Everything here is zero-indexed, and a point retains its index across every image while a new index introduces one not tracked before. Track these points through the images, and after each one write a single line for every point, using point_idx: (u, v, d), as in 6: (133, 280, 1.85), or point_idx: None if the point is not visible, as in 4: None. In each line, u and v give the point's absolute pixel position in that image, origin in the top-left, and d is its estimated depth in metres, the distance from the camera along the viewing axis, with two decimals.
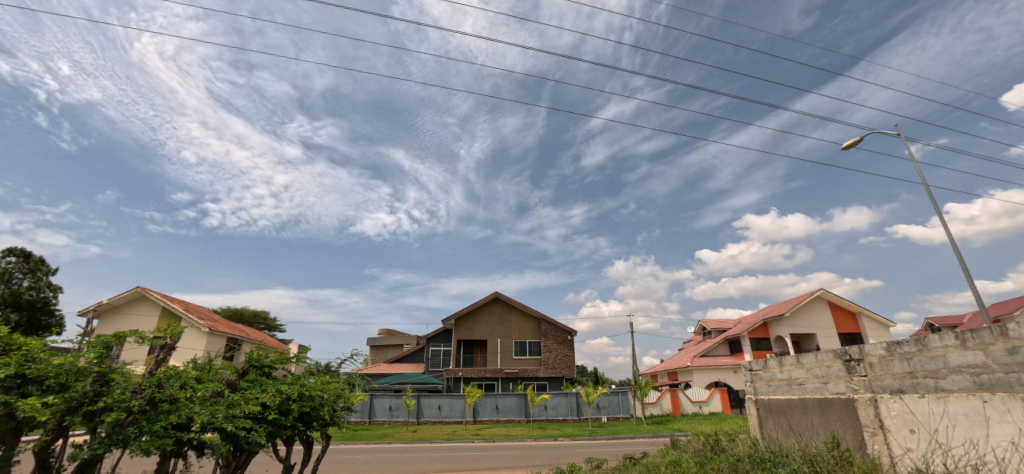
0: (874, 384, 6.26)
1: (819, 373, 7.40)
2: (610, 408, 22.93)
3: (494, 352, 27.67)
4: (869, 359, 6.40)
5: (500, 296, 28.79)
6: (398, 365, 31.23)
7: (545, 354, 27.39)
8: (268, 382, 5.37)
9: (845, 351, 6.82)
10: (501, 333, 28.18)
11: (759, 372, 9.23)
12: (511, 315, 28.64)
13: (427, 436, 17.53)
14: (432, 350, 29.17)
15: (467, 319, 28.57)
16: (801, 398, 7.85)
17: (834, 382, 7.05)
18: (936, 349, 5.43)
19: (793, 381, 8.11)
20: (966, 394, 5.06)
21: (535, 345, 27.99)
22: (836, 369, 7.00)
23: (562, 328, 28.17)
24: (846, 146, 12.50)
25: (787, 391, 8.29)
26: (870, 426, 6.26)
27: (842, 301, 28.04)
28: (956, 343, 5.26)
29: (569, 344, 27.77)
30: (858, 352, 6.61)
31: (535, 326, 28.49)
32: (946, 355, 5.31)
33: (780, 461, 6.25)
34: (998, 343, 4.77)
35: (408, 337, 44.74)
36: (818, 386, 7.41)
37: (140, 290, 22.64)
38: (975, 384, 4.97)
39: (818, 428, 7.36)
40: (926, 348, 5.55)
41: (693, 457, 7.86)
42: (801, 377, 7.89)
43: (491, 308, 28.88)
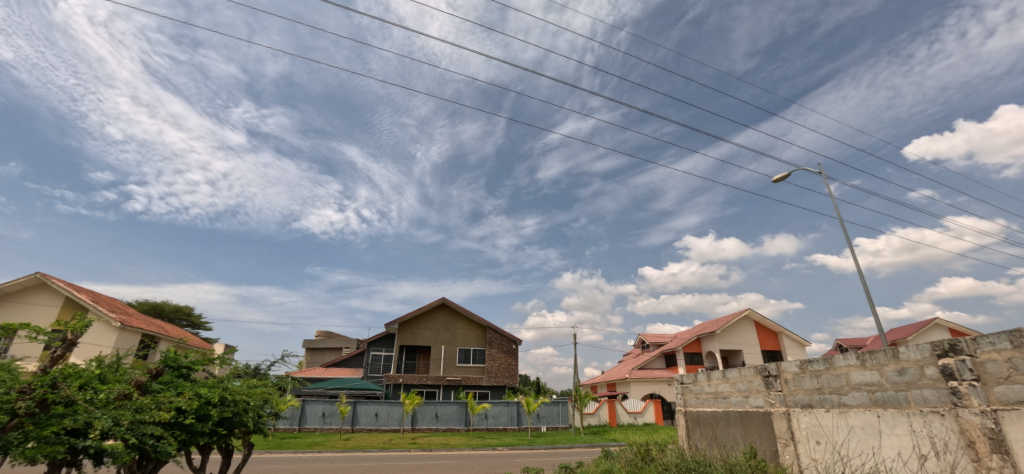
0: (788, 398, 6.85)
1: (742, 387, 7.96)
2: (550, 417, 23.26)
3: (436, 359, 27.17)
4: (785, 375, 6.98)
5: (446, 302, 28.41)
6: (335, 370, 29.90)
7: (489, 363, 27.32)
8: (184, 384, 4.97)
9: (765, 368, 7.38)
10: (446, 340, 27.78)
11: (689, 385, 9.76)
12: (457, 322, 28.38)
13: (361, 445, 16.84)
14: (373, 355, 28.24)
15: (412, 324, 27.93)
16: (725, 410, 8.40)
17: (754, 396, 7.60)
18: (840, 368, 6.04)
19: (719, 394, 8.66)
20: (863, 409, 5.65)
21: (479, 353, 27.86)
22: (756, 384, 7.58)
23: (507, 337, 28.32)
24: (776, 179, 13.81)
25: (713, 404, 8.84)
26: (783, 437, 6.83)
27: (767, 320, 30.27)
28: (857, 363, 5.85)
29: (513, 353, 27.95)
30: (776, 368, 7.17)
31: (480, 333, 28.40)
32: (849, 374, 5.90)
33: (703, 468, 6.64)
34: (890, 364, 5.38)
35: (349, 340, 43.04)
36: (740, 400, 7.98)
37: (40, 276, 20.11)
38: (871, 400, 5.56)
39: (738, 439, 7.92)
40: (832, 367, 6.16)
41: (625, 466, 8.16)
42: (726, 390, 8.44)
43: (437, 314, 28.43)
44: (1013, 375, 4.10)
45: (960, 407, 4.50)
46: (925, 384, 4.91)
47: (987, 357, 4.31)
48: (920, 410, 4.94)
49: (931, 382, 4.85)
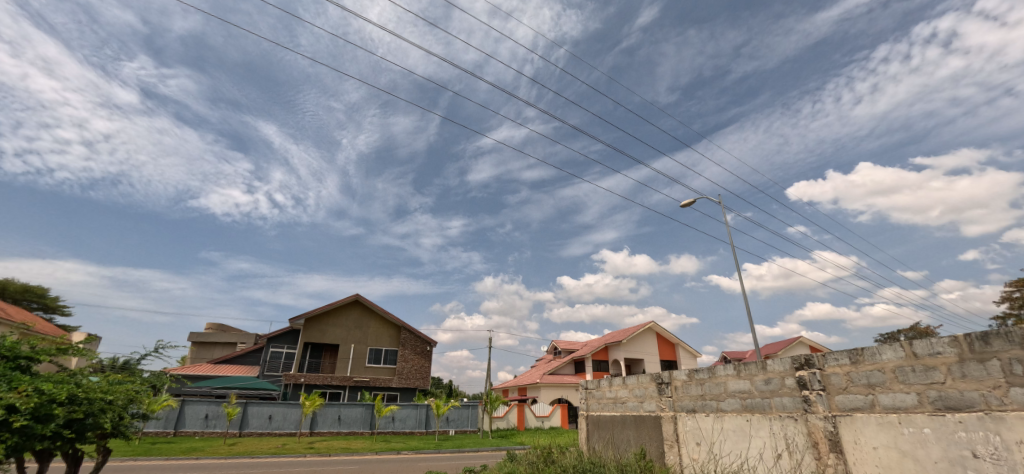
0: (676, 403, 7.53)
1: (638, 393, 8.58)
2: (459, 421, 23.15)
3: (344, 359, 25.77)
4: (675, 382, 7.66)
5: (360, 299, 27.14)
6: (225, 367, 27.02)
7: (400, 364, 26.50)
8: (22, 378, 4.20)
9: (659, 375, 8.03)
10: (356, 338, 26.49)
11: (592, 390, 10.31)
12: (370, 320, 27.21)
13: (249, 450, 15.36)
14: (272, 352, 26.05)
15: (320, 321, 26.24)
16: (622, 414, 8.99)
17: (648, 401, 8.24)
18: (720, 377, 6.76)
19: (618, 399, 9.25)
20: (735, 413, 6.39)
21: (391, 354, 26.93)
22: (650, 390, 8.23)
23: (422, 338, 27.76)
24: (684, 204, 15.20)
25: (612, 408, 9.43)
26: (669, 439, 7.50)
27: (666, 332, 32.99)
28: (733, 372, 6.60)
29: (427, 355, 27.46)
30: (668, 376, 7.84)
31: (394, 333, 27.50)
32: (727, 382, 6.64)
33: (598, 469, 7.06)
34: (759, 374, 6.13)
35: (246, 335, 39.29)
36: (636, 404, 8.62)
37: None
38: (742, 406, 6.30)
39: (631, 441, 8.53)
40: (714, 375, 6.88)
41: (527, 468, 8.40)
42: (624, 395, 9.04)
43: (349, 310, 27.03)
44: (849, 386, 4.89)
45: (808, 412, 5.27)
46: (783, 392, 5.67)
47: (832, 370, 5.10)
48: (779, 415, 5.69)
49: (789, 390, 5.61)
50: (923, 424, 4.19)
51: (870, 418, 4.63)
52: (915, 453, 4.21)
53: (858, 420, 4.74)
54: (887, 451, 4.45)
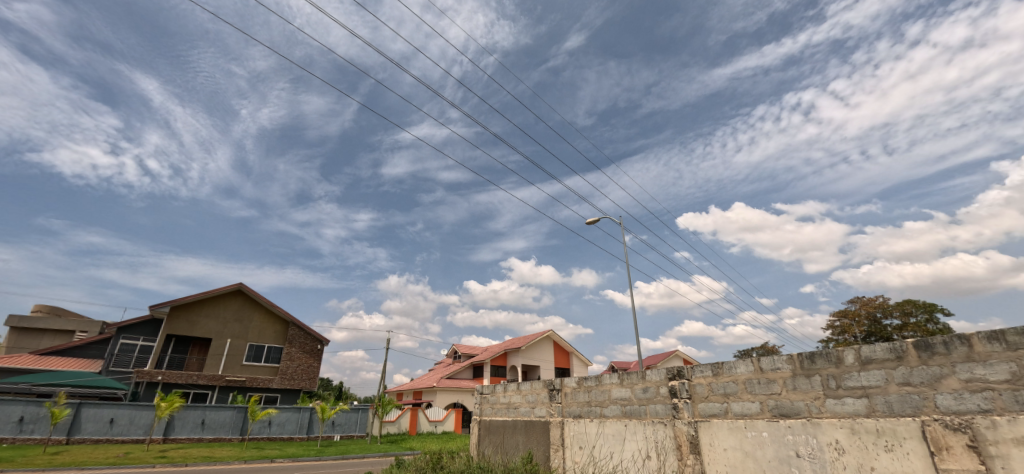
0: (565, 409, 7.91)
1: (531, 398, 8.85)
2: (345, 425, 21.83)
3: (216, 355, 22.86)
4: (565, 389, 8.04)
5: (244, 289, 24.38)
6: (54, 360, 22.28)
7: (284, 363, 24.24)
8: None
9: (551, 382, 8.36)
10: (234, 332, 23.68)
11: (487, 395, 10.40)
12: (253, 313, 24.55)
13: (77, 461, 12.78)
14: (122, 344, 22.19)
15: (190, 310, 23.02)
16: (513, 419, 9.21)
17: (540, 407, 8.55)
18: (605, 385, 7.24)
19: (511, 404, 9.45)
20: (615, 419, 6.89)
21: (275, 352, 24.53)
22: (542, 396, 8.54)
23: (312, 336, 25.78)
24: (590, 221, 16.21)
25: (505, 413, 9.61)
26: (555, 443, 7.86)
27: (563, 341, 34.66)
28: (617, 381, 7.10)
29: (316, 354, 25.55)
30: (559, 383, 8.20)
31: (280, 329, 25.14)
32: (610, 390, 7.13)
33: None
34: (638, 383, 6.68)
35: (89, 322, 32.99)
36: (527, 410, 8.88)
37: None
38: (622, 412, 6.81)
39: (520, 445, 8.77)
40: (600, 383, 7.35)
41: None
42: (517, 401, 9.27)
43: (229, 301, 24.13)
44: (710, 395, 5.57)
45: (676, 418, 5.88)
46: (657, 400, 6.26)
47: (698, 381, 5.76)
48: (652, 420, 6.27)
49: (662, 398, 6.21)
50: (762, 428, 4.93)
51: (723, 423, 5.32)
52: (755, 453, 4.94)
53: (714, 425, 5.41)
54: (734, 451, 5.14)
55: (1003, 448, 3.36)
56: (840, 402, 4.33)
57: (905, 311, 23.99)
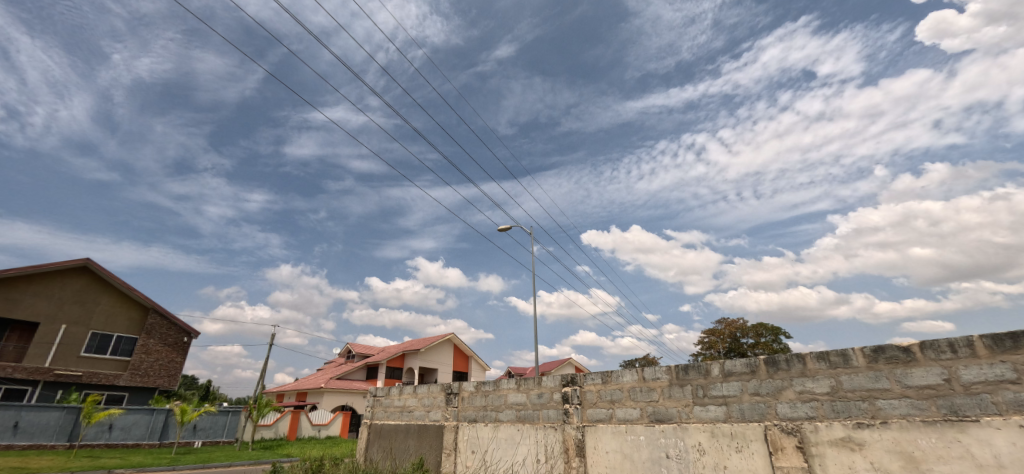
0: (460, 414, 7.85)
1: (426, 402, 8.62)
2: (209, 430, 19.34)
3: (43, 344, 18.80)
4: (462, 393, 7.97)
5: (93, 266, 20.46)
6: None
7: (138, 357, 20.72)
8: None
9: (449, 386, 8.23)
10: (73, 317, 19.71)
11: (380, 398, 9.91)
12: (102, 296, 20.69)
13: None
14: None
15: (11, 287, 18.69)
16: (406, 424, 8.91)
17: (435, 410, 8.37)
18: (503, 390, 7.31)
19: (405, 408, 9.13)
20: (510, 423, 7.00)
21: (127, 343, 20.90)
22: (438, 400, 8.36)
23: (179, 327, 22.52)
24: (502, 229, 16.48)
25: (398, 417, 9.25)
26: (448, 448, 7.77)
27: (464, 345, 34.57)
28: (514, 386, 7.20)
29: (182, 348, 22.36)
30: (457, 387, 8.11)
31: (138, 317, 21.52)
32: (507, 395, 7.21)
33: None
34: (534, 389, 6.84)
35: None
36: (422, 413, 8.65)
37: None
38: (517, 417, 6.93)
39: (411, 450, 8.51)
40: (498, 388, 7.41)
41: None
42: (412, 404, 8.98)
43: (69, 279, 20.04)
44: (598, 401, 5.93)
45: (566, 422, 6.16)
46: (551, 405, 6.49)
47: (588, 388, 6.10)
48: (544, 425, 6.49)
49: (554, 404, 6.46)
50: (640, 432, 5.37)
51: (607, 428, 5.71)
52: (632, 455, 5.37)
53: (599, 429, 5.77)
54: (615, 454, 5.53)
55: (820, 448, 4.07)
56: (705, 409, 4.89)
57: (758, 332, 28.10)
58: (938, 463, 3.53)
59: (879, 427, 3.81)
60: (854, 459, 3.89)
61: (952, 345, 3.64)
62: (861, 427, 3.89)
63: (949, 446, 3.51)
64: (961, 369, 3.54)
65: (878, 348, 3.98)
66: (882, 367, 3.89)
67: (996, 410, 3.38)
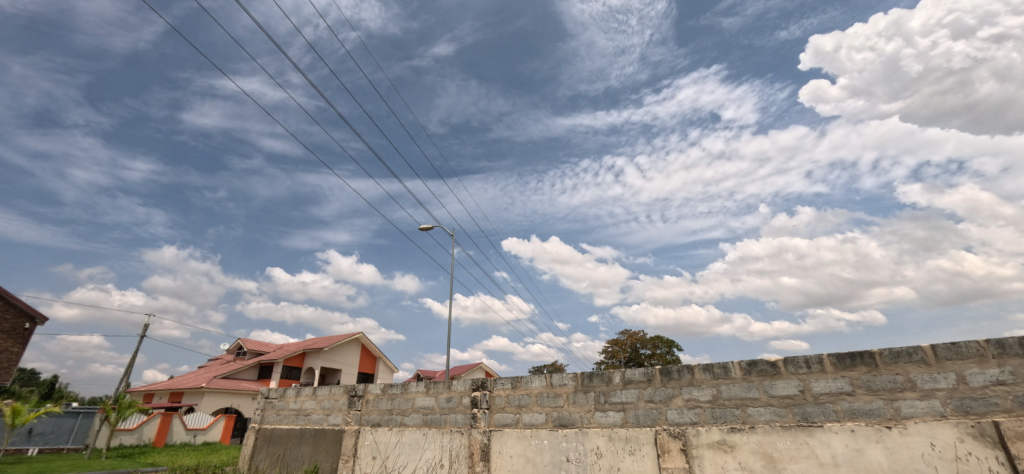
0: (363, 417, 7.46)
1: (326, 405, 8.06)
2: (49, 435, 16.27)
3: None
4: (367, 396, 7.57)
5: None
6: None
7: None
8: None
9: (352, 388, 7.77)
10: None
11: (273, 400, 9.06)
12: None
13: None
14: None
15: None
16: (301, 428, 8.25)
17: (335, 414, 7.86)
18: (411, 393, 7.06)
19: (301, 411, 8.45)
20: (415, 427, 6.80)
21: None
22: (340, 403, 7.86)
23: (19, 311, 18.74)
24: (424, 227, 16.13)
25: (292, 421, 8.53)
26: (346, 454, 7.33)
27: (372, 345, 33.04)
28: (423, 390, 6.99)
29: (21, 336, 18.60)
30: (361, 389, 7.68)
31: None
32: (415, 398, 6.99)
33: None
34: (443, 393, 6.72)
35: None
36: (320, 417, 8.07)
37: None
38: (423, 421, 6.76)
39: (304, 457, 7.90)
40: (405, 391, 7.15)
41: None
42: (309, 407, 8.33)
43: None
44: (506, 406, 6.01)
45: (473, 427, 6.14)
46: (459, 409, 6.43)
47: (498, 393, 6.15)
48: (450, 429, 6.40)
49: (463, 408, 6.40)
50: (544, 436, 5.53)
51: (513, 432, 5.80)
52: (534, 459, 5.51)
53: (505, 434, 5.85)
54: (518, 458, 5.63)
55: (700, 450, 4.51)
56: (605, 414, 5.18)
57: (655, 344, 30.56)
58: (791, 462, 4.09)
59: (748, 431, 4.33)
60: (726, 460, 4.37)
61: (808, 361, 4.26)
62: (734, 431, 4.39)
63: (800, 448, 4.08)
64: (813, 382, 4.16)
65: (752, 362, 4.52)
66: (753, 379, 4.43)
67: (835, 417, 4.02)
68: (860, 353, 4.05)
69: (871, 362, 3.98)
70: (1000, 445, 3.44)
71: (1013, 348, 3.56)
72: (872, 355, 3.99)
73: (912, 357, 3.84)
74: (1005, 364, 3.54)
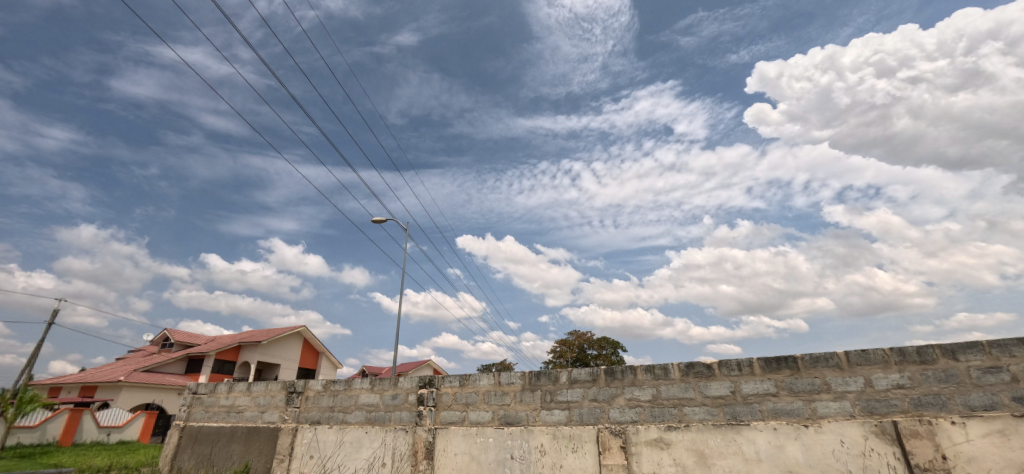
0: (302, 415, 7.13)
1: (261, 402, 7.61)
2: None
3: None
4: (307, 392, 7.23)
5: None
6: None
7: None
8: None
9: (292, 384, 7.39)
10: None
11: (202, 396, 8.42)
12: None
13: None
14: None
15: None
16: (232, 426, 7.75)
17: (271, 411, 7.45)
18: (354, 390, 6.82)
19: (233, 408, 7.93)
20: (358, 425, 6.58)
21: None
22: (277, 399, 7.45)
23: None
24: (377, 220, 15.69)
25: (223, 418, 7.99)
26: (281, 453, 6.97)
27: (315, 340, 31.64)
28: (367, 386, 6.77)
29: None
30: (301, 385, 7.32)
31: None
32: (359, 395, 6.76)
33: None
34: (389, 390, 6.55)
35: None
36: (254, 414, 7.61)
37: None
38: (366, 419, 6.56)
39: (234, 457, 7.43)
40: (349, 388, 6.89)
41: None
42: (243, 404, 7.84)
43: None
44: (453, 404, 5.96)
45: (418, 425, 6.04)
46: (404, 407, 6.30)
47: (445, 390, 6.08)
48: (394, 427, 6.26)
49: (409, 406, 6.28)
50: (490, 434, 5.54)
51: (459, 430, 5.76)
52: (479, 456, 5.50)
53: (451, 432, 5.80)
54: (463, 456, 5.60)
55: (638, 448, 4.70)
56: (551, 412, 5.27)
57: (601, 345, 31.50)
58: (720, 458, 4.36)
59: (683, 429, 4.56)
60: (661, 457, 4.58)
61: (739, 364, 4.56)
62: (671, 429, 4.61)
63: (728, 445, 4.36)
64: (743, 383, 4.46)
65: (690, 364, 4.76)
66: (690, 380, 4.67)
67: (761, 416, 4.32)
68: (785, 357, 4.38)
69: (794, 365, 4.31)
70: (896, 442, 3.85)
71: (911, 355, 3.99)
72: (795, 360, 4.33)
73: (829, 362, 4.21)
74: (904, 369, 3.97)
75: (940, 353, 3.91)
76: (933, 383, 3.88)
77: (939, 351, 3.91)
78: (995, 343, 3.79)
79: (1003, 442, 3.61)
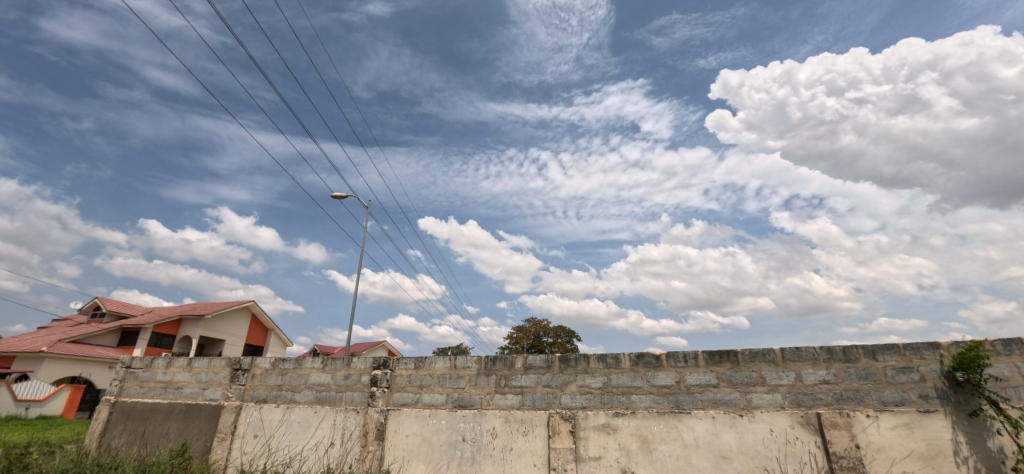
0: (247, 393, 6.87)
1: (203, 378, 7.26)
2: None
3: None
4: (253, 370, 6.96)
5: None
6: None
7: None
8: None
9: (237, 361, 7.09)
10: None
11: (136, 371, 7.92)
12: None
13: None
14: None
15: None
16: (170, 403, 7.36)
17: (212, 388, 7.12)
18: (305, 369, 6.63)
19: (171, 384, 7.53)
20: (306, 405, 6.42)
21: None
22: (220, 376, 7.13)
23: None
24: (337, 195, 15.10)
25: (159, 395, 7.57)
26: (223, 432, 6.71)
27: (264, 316, 30.35)
28: (319, 365, 6.60)
29: None
30: (248, 362, 7.03)
31: None
32: (309, 374, 6.58)
33: (114, 465, 5.44)
34: (342, 370, 6.40)
35: None
36: (195, 391, 7.26)
37: None
38: (316, 398, 6.40)
39: (170, 435, 7.07)
40: (299, 367, 6.69)
41: None
42: (182, 380, 7.45)
43: None
44: (407, 385, 5.93)
45: (370, 406, 5.97)
46: (356, 388, 6.20)
47: (399, 372, 6.02)
48: (345, 408, 6.16)
49: (361, 387, 6.18)
50: (442, 417, 5.57)
51: (411, 412, 5.75)
52: (431, 438, 5.53)
53: (403, 413, 5.78)
54: (414, 437, 5.61)
55: (587, 432, 4.88)
56: (504, 397, 5.35)
57: (557, 333, 32.19)
58: (661, 443, 4.60)
59: (629, 415, 4.78)
60: (607, 441, 4.78)
61: (686, 356, 4.78)
62: (618, 415, 4.81)
63: (670, 431, 4.61)
64: (687, 374, 4.70)
65: (640, 354, 4.95)
66: (639, 369, 4.88)
67: (701, 405, 4.59)
68: (727, 351, 4.66)
69: (734, 359, 4.60)
70: (818, 431, 4.21)
71: (837, 354, 4.34)
72: (736, 354, 4.62)
73: (765, 357, 4.52)
74: (831, 366, 4.32)
75: (862, 353, 4.28)
76: (854, 379, 4.25)
77: (862, 351, 4.28)
78: (910, 345, 4.19)
79: (908, 433, 4.03)
